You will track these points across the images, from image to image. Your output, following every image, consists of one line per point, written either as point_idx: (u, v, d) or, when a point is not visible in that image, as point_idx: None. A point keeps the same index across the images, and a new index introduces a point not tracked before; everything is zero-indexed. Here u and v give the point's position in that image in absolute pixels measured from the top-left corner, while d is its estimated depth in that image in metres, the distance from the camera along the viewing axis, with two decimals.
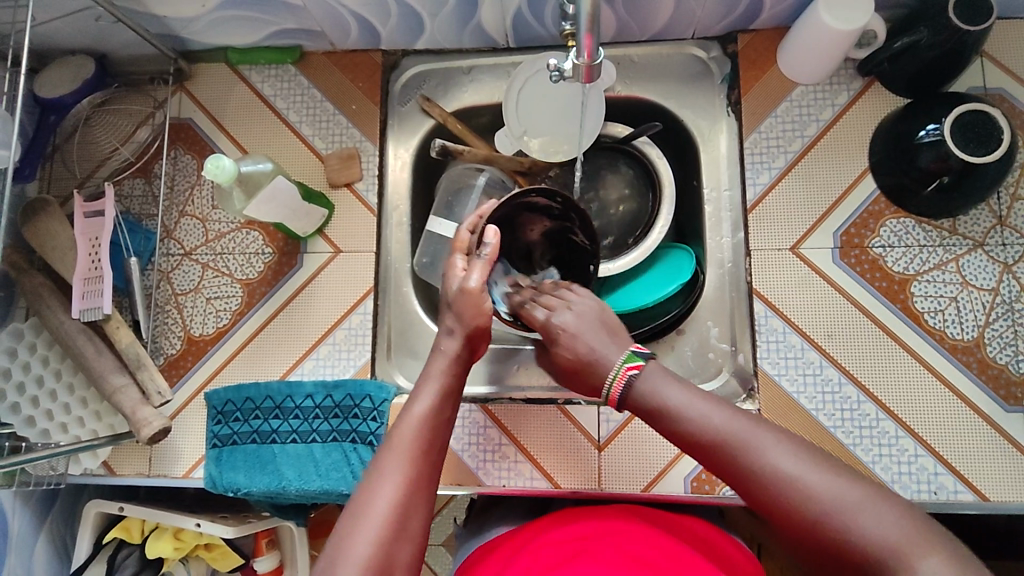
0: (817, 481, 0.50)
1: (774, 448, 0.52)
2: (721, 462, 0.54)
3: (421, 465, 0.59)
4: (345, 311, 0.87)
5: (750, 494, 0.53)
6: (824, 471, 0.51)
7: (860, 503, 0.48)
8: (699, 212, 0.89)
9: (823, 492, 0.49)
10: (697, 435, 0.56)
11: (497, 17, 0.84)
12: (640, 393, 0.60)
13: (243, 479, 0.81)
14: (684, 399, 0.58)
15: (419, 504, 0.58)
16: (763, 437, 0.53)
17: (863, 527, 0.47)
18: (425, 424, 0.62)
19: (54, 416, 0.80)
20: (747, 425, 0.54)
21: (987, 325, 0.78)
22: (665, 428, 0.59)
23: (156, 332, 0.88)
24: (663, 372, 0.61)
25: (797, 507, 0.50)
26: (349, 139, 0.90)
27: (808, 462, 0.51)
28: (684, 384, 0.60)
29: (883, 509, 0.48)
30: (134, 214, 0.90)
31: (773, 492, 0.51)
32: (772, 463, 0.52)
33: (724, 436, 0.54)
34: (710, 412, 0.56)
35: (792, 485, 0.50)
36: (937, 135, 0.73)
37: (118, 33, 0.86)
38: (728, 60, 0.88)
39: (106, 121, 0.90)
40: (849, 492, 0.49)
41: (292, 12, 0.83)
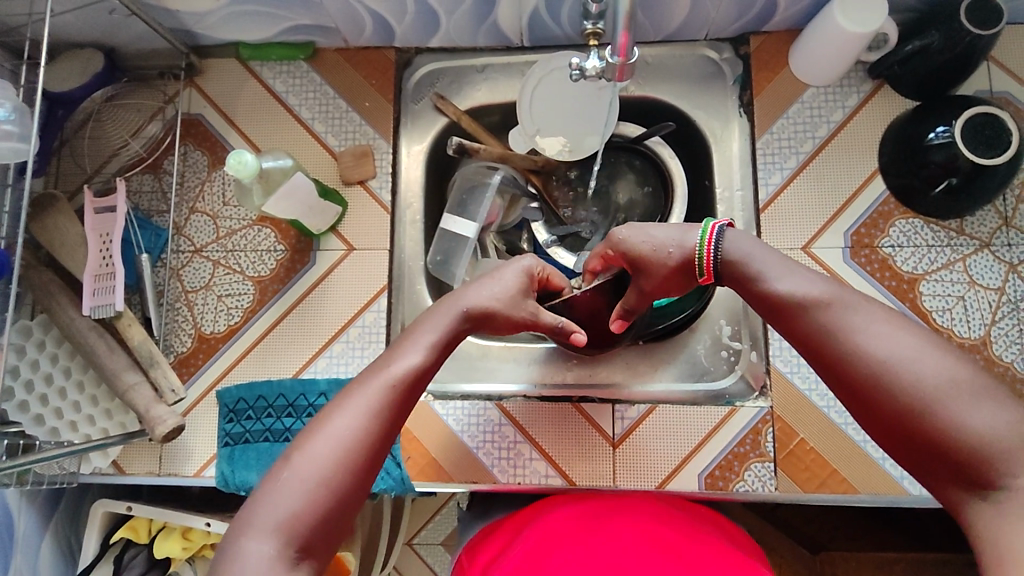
0: (924, 370, 0.49)
1: (878, 336, 0.52)
2: (819, 346, 0.54)
3: (389, 411, 0.56)
4: (359, 309, 0.86)
5: (844, 382, 0.53)
6: (923, 352, 0.50)
7: (964, 392, 0.48)
8: (711, 212, 0.90)
9: (924, 379, 0.49)
10: (798, 311, 0.56)
11: (513, 15, 0.85)
12: (737, 265, 0.62)
13: (255, 477, 0.80)
14: (782, 276, 0.58)
15: (381, 449, 0.55)
16: (867, 325, 0.52)
17: (965, 417, 0.47)
18: (407, 375, 0.58)
19: (63, 414, 0.79)
20: (852, 311, 0.54)
21: (993, 324, 0.80)
22: (765, 305, 0.59)
23: (167, 330, 0.87)
24: (759, 250, 0.62)
25: (895, 396, 0.49)
26: (362, 137, 0.90)
27: (915, 352, 0.50)
28: (780, 261, 0.60)
29: (986, 404, 0.47)
30: (144, 210, 0.89)
31: (872, 380, 0.50)
32: (873, 350, 0.51)
33: (825, 320, 0.54)
34: (816, 290, 0.56)
35: (892, 375, 0.50)
36: (947, 137, 0.75)
37: (129, 26, 0.85)
38: (740, 62, 0.89)
39: (117, 116, 0.89)
40: (955, 383, 0.48)
41: (307, 7, 0.83)
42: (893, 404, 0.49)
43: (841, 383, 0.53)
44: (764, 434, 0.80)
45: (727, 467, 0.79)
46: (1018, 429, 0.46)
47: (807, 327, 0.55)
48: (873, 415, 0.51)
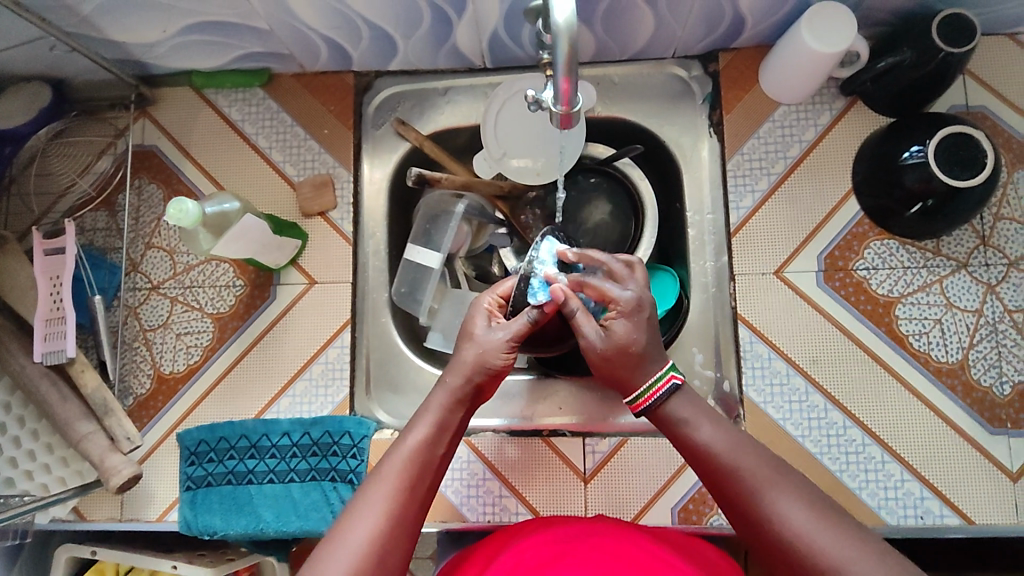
0: (830, 539, 0.50)
1: (790, 507, 0.52)
2: (738, 510, 0.54)
3: (405, 501, 0.57)
4: (322, 345, 0.84)
5: (761, 545, 0.53)
6: (827, 527, 0.51)
7: (867, 558, 0.49)
8: (683, 235, 0.88)
9: (826, 549, 0.50)
10: (720, 474, 0.56)
11: (473, 38, 0.81)
12: (674, 418, 0.60)
13: (219, 521, 0.78)
14: (711, 436, 0.58)
15: (400, 545, 0.55)
16: (780, 493, 0.53)
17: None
18: (416, 458, 0.59)
19: (18, 464, 0.77)
20: (767, 474, 0.54)
21: (971, 347, 0.78)
22: (693, 463, 0.59)
23: (124, 371, 0.84)
24: (690, 403, 0.61)
25: (806, 565, 0.50)
26: (322, 165, 0.87)
27: (822, 520, 0.51)
28: (708, 417, 0.60)
29: (890, 567, 0.48)
30: (98, 248, 0.86)
31: (786, 551, 0.51)
32: (783, 522, 0.52)
33: (743, 483, 0.55)
34: (735, 452, 0.56)
35: (802, 545, 0.50)
36: (921, 157, 0.72)
37: (74, 60, 0.81)
38: (709, 79, 0.86)
39: (63, 152, 0.86)
40: (860, 548, 0.49)
41: (258, 35, 0.80)
42: (804, 574, 0.50)
43: (759, 548, 0.53)
44: None
45: (701, 500, 0.77)
46: None
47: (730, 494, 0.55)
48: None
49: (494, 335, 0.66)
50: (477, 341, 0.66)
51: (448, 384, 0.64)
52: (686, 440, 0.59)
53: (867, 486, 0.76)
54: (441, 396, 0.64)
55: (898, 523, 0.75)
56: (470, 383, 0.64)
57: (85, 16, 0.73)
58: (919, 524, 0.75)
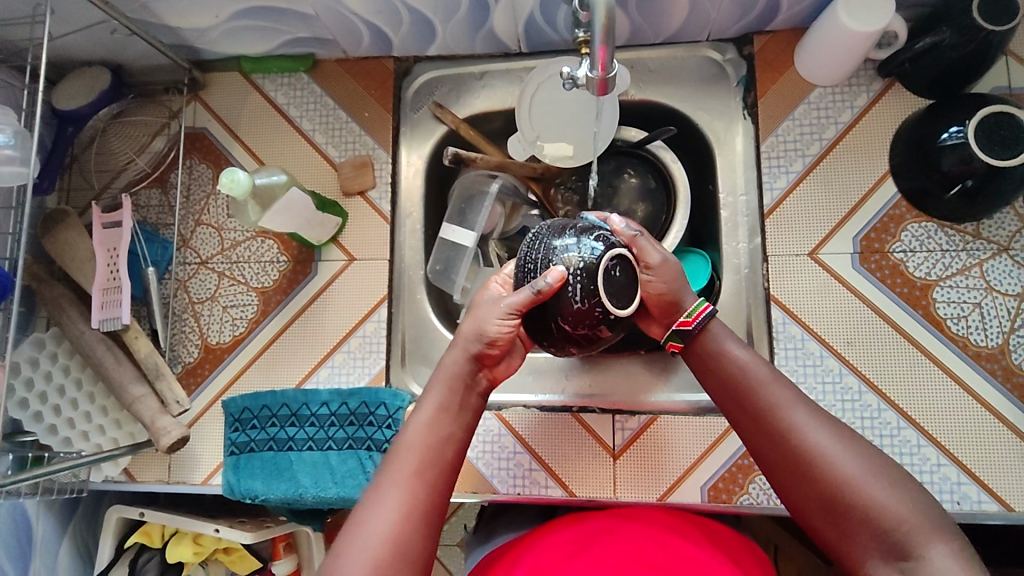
0: (848, 458, 0.55)
1: (815, 426, 0.57)
2: (757, 423, 0.59)
3: (421, 482, 0.58)
4: (360, 319, 0.87)
5: (777, 458, 0.57)
6: (848, 448, 0.55)
7: (880, 478, 0.54)
8: (715, 216, 0.89)
9: (847, 466, 0.54)
10: (747, 392, 0.60)
11: (510, 22, 0.83)
12: (709, 336, 0.63)
13: (261, 485, 0.81)
14: (744, 356, 0.61)
15: (418, 528, 0.56)
16: (805, 412, 0.58)
17: (883, 500, 0.52)
18: (424, 440, 0.60)
19: (75, 425, 0.82)
20: (795, 398, 0.59)
21: (1012, 332, 0.76)
22: (715, 376, 0.62)
23: (174, 341, 0.89)
24: (722, 329, 0.64)
25: (823, 477, 0.54)
26: (362, 147, 0.90)
27: (844, 444, 0.56)
28: (742, 343, 0.63)
29: (900, 493, 0.53)
30: (151, 224, 0.91)
31: (804, 462, 0.55)
32: (808, 435, 0.56)
33: (771, 402, 0.58)
34: (767, 373, 0.60)
35: (822, 460, 0.55)
36: (961, 137, 0.71)
37: (132, 44, 0.86)
38: (744, 62, 0.87)
39: (121, 132, 0.92)
40: (874, 470, 0.54)
41: (304, 21, 0.83)
42: (819, 484, 0.55)
43: (777, 458, 0.57)
44: None
45: (731, 479, 0.77)
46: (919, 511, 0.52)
47: (761, 406, 0.59)
48: (800, 484, 0.56)
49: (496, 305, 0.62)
50: (477, 312, 0.64)
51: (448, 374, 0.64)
52: (717, 358, 0.62)
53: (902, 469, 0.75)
54: (439, 381, 0.64)
55: None
56: (467, 358, 0.63)
57: (144, 2, 0.77)
58: (958, 510, 0.73)
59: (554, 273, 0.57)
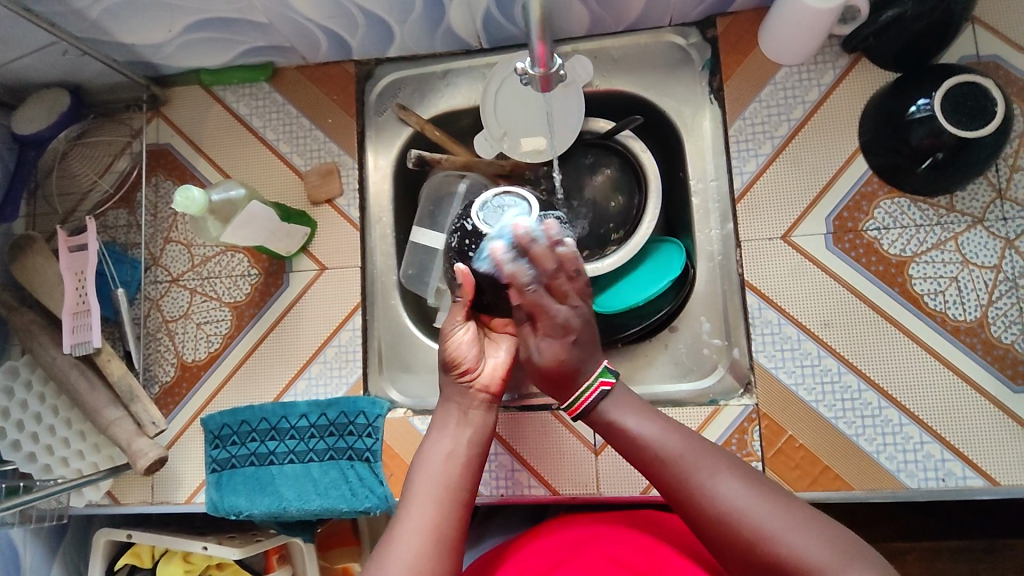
0: (763, 510, 0.55)
1: (724, 484, 0.57)
2: (673, 495, 0.59)
3: (450, 505, 0.60)
4: (334, 328, 0.86)
5: (698, 523, 0.58)
6: (758, 498, 0.56)
7: (795, 524, 0.54)
8: (687, 204, 0.88)
9: (762, 518, 0.55)
10: (653, 464, 0.61)
11: (467, 19, 0.82)
12: (608, 413, 0.64)
13: (244, 501, 0.81)
14: (646, 427, 0.62)
15: (451, 550, 0.57)
16: (712, 472, 0.58)
17: (802, 548, 0.53)
18: (447, 464, 0.62)
19: (54, 451, 0.81)
20: (698, 461, 0.59)
21: (990, 305, 0.75)
22: (626, 453, 0.63)
23: (149, 361, 0.88)
24: (621, 400, 0.65)
25: (742, 538, 0.55)
26: (327, 154, 0.89)
27: (756, 496, 0.56)
28: (644, 410, 0.65)
29: (817, 535, 0.53)
30: (120, 244, 0.90)
31: (723, 527, 0.56)
32: (720, 496, 0.57)
33: (677, 469, 0.59)
34: (669, 442, 0.61)
35: (738, 521, 0.55)
36: (928, 111, 0.70)
37: (87, 64, 0.85)
38: (708, 46, 0.85)
39: (84, 154, 0.89)
40: (788, 517, 0.55)
41: (259, 30, 0.82)
42: (740, 544, 0.55)
43: (699, 530, 0.58)
44: (751, 433, 0.76)
45: None
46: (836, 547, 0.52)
47: (671, 477, 0.59)
48: (721, 543, 0.56)
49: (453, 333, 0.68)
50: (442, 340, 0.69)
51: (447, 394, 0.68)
52: (622, 433, 0.63)
53: (885, 450, 0.74)
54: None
55: (917, 486, 0.73)
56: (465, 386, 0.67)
57: (93, 20, 0.76)
58: (942, 487, 0.73)
59: (459, 271, 0.68)
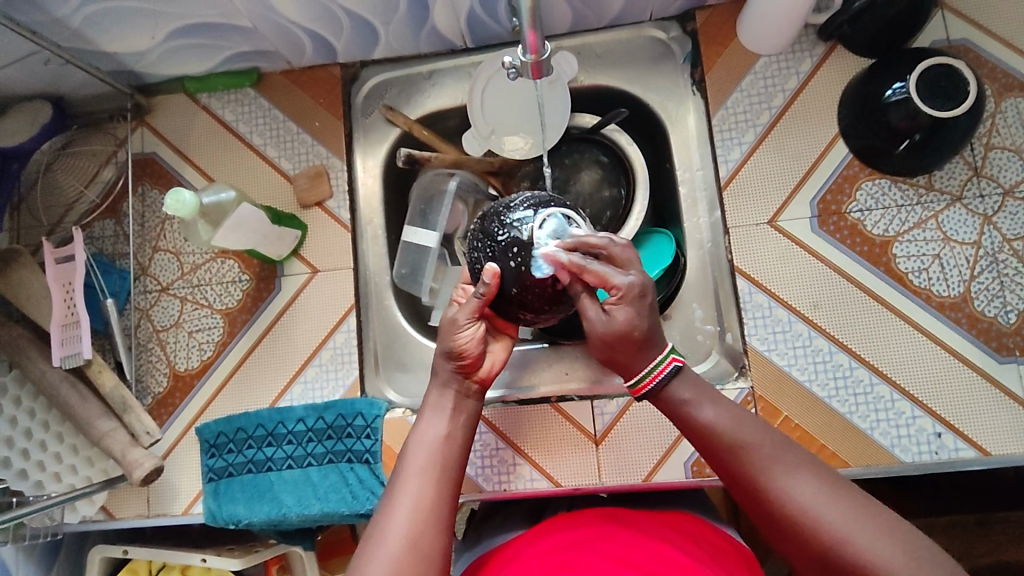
0: (837, 514, 0.50)
1: (797, 482, 0.52)
2: (745, 490, 0.55)
3: (441, 482, 0.59)
4: (329, 330, 0.86)
5: (769, 522, 0.54)
6: (830, 496, 0.51)
7: (869, 525, 0.49)
8: (675, 194, 0.89)
9: (834, 523, 0.50)
10: (725, 456, 0.56)
11: (451, 18, 0.83)
12: (675, 398, 0.60)
13: (243, 510, 0.80)
14: (716, 415, 0.58)
15: (443, 523, 0.57)
16: (787, 469, 0.53)
17: (877, 552, 0.48)
18: (437, 444, 0.61)
19: (46, 467, 0.80)
20: (773, 453, 0.54)
21: (973, 279, 0.77)
22: (695, 441, 0.59)
23: (141, 372, 0.87)
24: (684, 384, 0.60)
25: (815, 539, 0.50)
26: (315, 157, 0.89)
27: (829, 494, 0.51)
28: (714, 397, 0.59)
29: (891, 539, 0.49)
30: (107, 254, 0.89)
31: (793, 525, 0.51)
32: (792, 496, 0.52)
33: (749, 463, 0.55)
34: (743, 431, 0.56)
35: (812, 522, 0.51)
36: (904, 93, 0.72)
37: (69, 74, 0.84)
38: (688, 39, 0.87)
39: (69, 165, 0.89)
40: (866, 521, 0.50)
41: (243, 34, 0.82)
42: (810, 544, 0.51)
43: (768, 522, 0.54)
44: None
45: None
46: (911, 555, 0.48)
47: (743, 472, 0.55)
48: (790, 545, 0.52)
49: (454, 324, 0.65)
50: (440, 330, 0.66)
51: (438, 394, 0.66)
52: (691, 422, 0.59)
53: (879, 426, 0.75)
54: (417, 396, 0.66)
55: (912, 460, 0.75)
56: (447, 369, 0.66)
57: (76, 29, 0.76)
58: (935, 460, 0.74)
59: (488, 270, 0.62)
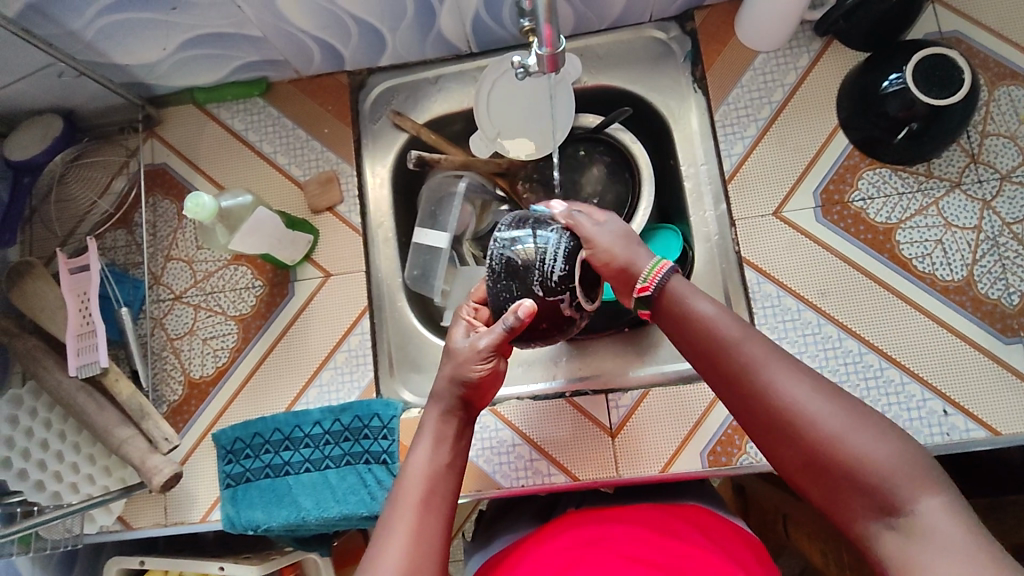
0: (830, 411, 0.51)
1: (789, 379, 0.53)
2: (736, 386, 0.55)
3: (431, 513, 0.59)
4: (343, 333, 0.86)
5: (760, 418, 0.54)
6: (824, 394, 0.52)
7: (861, 426, 0.50)
8: (680, 189, 0.91)
9: (824, 419, 0.51)
10: (718, 352, 0.57)
11: (457, 24, 0.85)
12: (675, 297, 0.61)
13: (262, 515, 0.80)
14: (712, 311, 0.58)
15: (437, 555, 0.56)
16: (780, 364, 0.54)
17: (867, 449, 0.49)
18: (426, 473, 0.61)
19: (63, 477, 0.80)
20: (766, 351, 0.55)
21: (975, 263, 0.79)
22: (687, 338, 0.60)
23: (157, 380, 0.87)
24: (687, 286, 0.62)
25: (806, 431, 0.51)
26: (326, 163, 0.90)
27: (822, 393, 0.52)
28: (712, 298, 0.60)
29: (882, 436, 0.50)
30: (120, 264, 0.90)
31: (784, 418, 0.52)
32: (784, 390, 0.53)
33: (743, 357, 0.55)
34: (738, 331, 0.57)
35: (803, 415, 0.51)
36: (901, 84, 0.74)
37: (82, 86, 0.85)
38: (688, 38, 0.89)
39: (82, 176, 0.89)
40: (859, 420, 0.51)
41: (253, 44, 0.83)
42: (799, 440, 0.52)
43: (757, 416, 0.54)
44: None
45: (728, 441, 0.78)
46: (901, 456, 0.49)
47: (733, 364, 0.56)
48: (780, 443, 0.53)
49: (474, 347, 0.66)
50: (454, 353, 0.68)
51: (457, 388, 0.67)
52: (686, 318, 0.59)
53: (890, 409, 0.77)
54: (434, 412, 0.67)
55: (924, 441, 0.76)
56: (453, 395, 0.67)
57: (89, 42, 0.77)
58: (946, 441, 0.75)
59: (524, 307, 0.61)
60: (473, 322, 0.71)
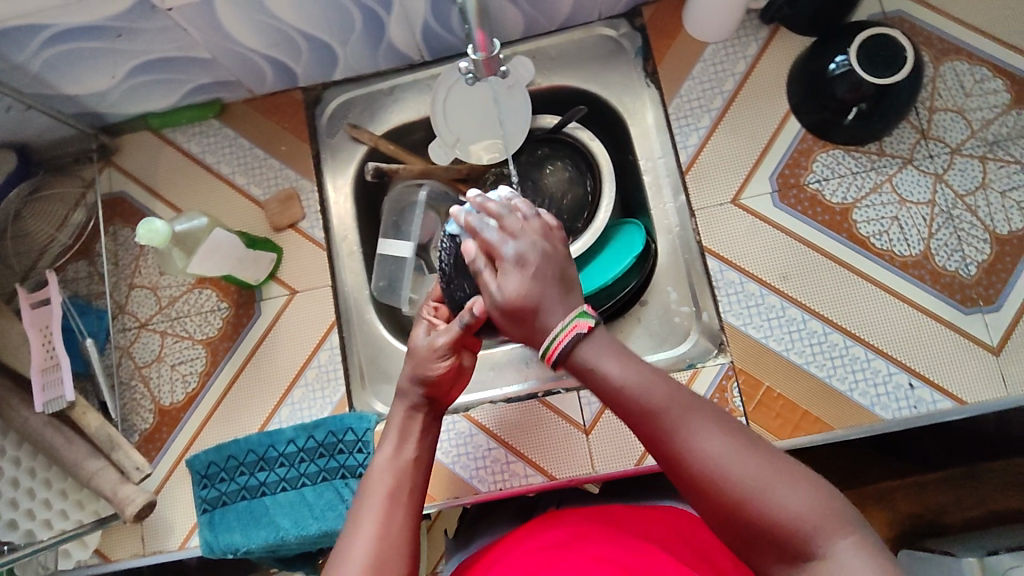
0: (746, 467, 0.47)
1: (705, 436, 0.48)
2: (656, 449, 0.50)
3: (400, 503, 0.58)
4: (312, 349, 0.86)
5: (682, 483, 0.49)
6: (738, 448, 0.48)
7: (779, 477, 0.47)
8: (640, 182, 0.91)
9: (744, 476, 0.47)
10: (633, 416, 0.51)
11: (406, 33, 0.85)
12: (586, 361, 0.52)
13: (240, 537, 0.79)
14: (624, 372, 0.51)
15: (406, 544, 0.55)
16: (694, 421, 0.49)
17: (784, 503, 0.46)
18: (393, 466, 0.61)
19: (36, 514, 0.79)
20: (686, 409, 0.50)
21: (932, 237, 0.79)
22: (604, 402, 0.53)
23: (126, 410, 0.87)
24: (603, 338, 0.53)
25: (723, 496, 0.47)
26: (285, 181, 0.90)
27: (738, 447, 0.48)
28: (624, 354, 0.53)
29: (800, 488, 0.46)
30: (83, 296, 0.89)
31: (702, 481, 0.48)
32: (699, 449, 0.48)
33: (659, 421, 0.50)
34: (653, 392, 0.50)
35: (720, 476, 0.47)
36: (847, 65, 0.75)
37: (33, 119, 0.84)
38: (638, 34, 0.90)
39: (40, 210, 0.89)
40: (778, 472, 0.47)
41: (203, 66, 0.83)
42: (717, 501, 0.47)
43: (678, 481, 0.50)
44: (731, 390, 0.79)
45: None
46: (820, 504, 0.46)
47: (648, 429, 0.50)
48: (703, 504, 0.48)
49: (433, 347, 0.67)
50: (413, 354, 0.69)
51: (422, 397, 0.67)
52: (599, 380, 0.52)
53: (857, 387, 0.77)
54: (400, 407, 0.67)
55: (893, 416, 0.76)
56: (417, 393, 0.67)
57: (36, 74, 0.76)
58: (915, 414, 0.76)
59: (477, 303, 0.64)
60: (433, 321, 0.72)
